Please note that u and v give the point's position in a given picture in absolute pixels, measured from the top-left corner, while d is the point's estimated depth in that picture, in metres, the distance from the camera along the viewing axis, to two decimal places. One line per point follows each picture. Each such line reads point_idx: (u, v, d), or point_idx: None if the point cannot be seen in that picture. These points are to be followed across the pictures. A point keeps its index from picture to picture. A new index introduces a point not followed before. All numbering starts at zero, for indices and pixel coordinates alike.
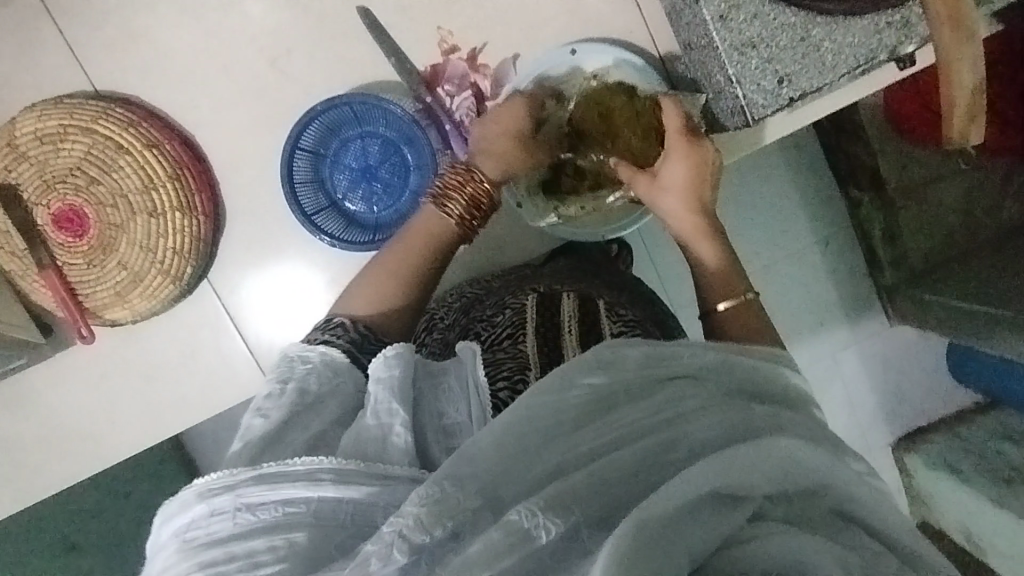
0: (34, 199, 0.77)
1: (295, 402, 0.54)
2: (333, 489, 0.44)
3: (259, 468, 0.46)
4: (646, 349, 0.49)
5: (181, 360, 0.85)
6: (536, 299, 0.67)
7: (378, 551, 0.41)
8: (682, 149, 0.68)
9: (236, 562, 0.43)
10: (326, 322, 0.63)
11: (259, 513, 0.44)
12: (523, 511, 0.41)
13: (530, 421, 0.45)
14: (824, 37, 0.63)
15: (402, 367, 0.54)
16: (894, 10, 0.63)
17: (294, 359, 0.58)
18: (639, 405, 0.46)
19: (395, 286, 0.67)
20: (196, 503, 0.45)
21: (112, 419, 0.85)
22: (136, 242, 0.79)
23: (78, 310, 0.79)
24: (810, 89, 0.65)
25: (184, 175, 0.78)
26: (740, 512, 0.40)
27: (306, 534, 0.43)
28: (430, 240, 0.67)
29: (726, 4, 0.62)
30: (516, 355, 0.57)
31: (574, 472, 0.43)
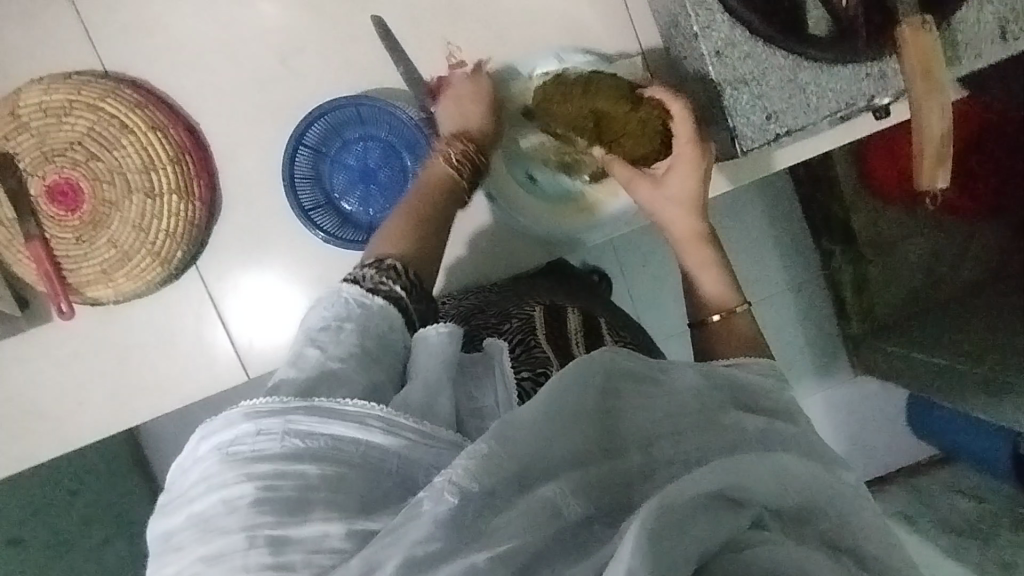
0: (29, 170, 0.76)
1: (352, 342, 0.59)
2: (382, 435, 0.52)
3: (310, 399, 0.52)
4: (638, 361, 0.57)
5: (159, 346, 0.84)
6: (544, 310, 0.79)
7: (431, 495, 0.47)
8: (695, 156, 0.76)
9: (287, 481, 0.48)
10: (378, 263, 0.67)
11: (309, 441, 0.51)
12: (556, 491, 0.48)
13: (561, 407, 0.51)
14: (810, 81, 0.69)
15: (452, 345, 0.61)
16: (873, 63, 0.68)
17: (351, 301, 0.63)
18: (647, 402, 0.54)
19: (428, 230, 0.73)
20: (246, 421, 0.51)
21: (79, 402, 0.84)
22: (129, 221, 0.78)
23: (61, 285, 0.78)
24: (794, 128, 0.70)
25: (185, 159, 0.79)
26: (744, 516, 0.47)
27: (355, 472, 0.50)
28: (441, 190, 0.76)
29: (722, 41, 0.67)
30: (538, 357, 0.68)
31: (595, 461, 0.51)
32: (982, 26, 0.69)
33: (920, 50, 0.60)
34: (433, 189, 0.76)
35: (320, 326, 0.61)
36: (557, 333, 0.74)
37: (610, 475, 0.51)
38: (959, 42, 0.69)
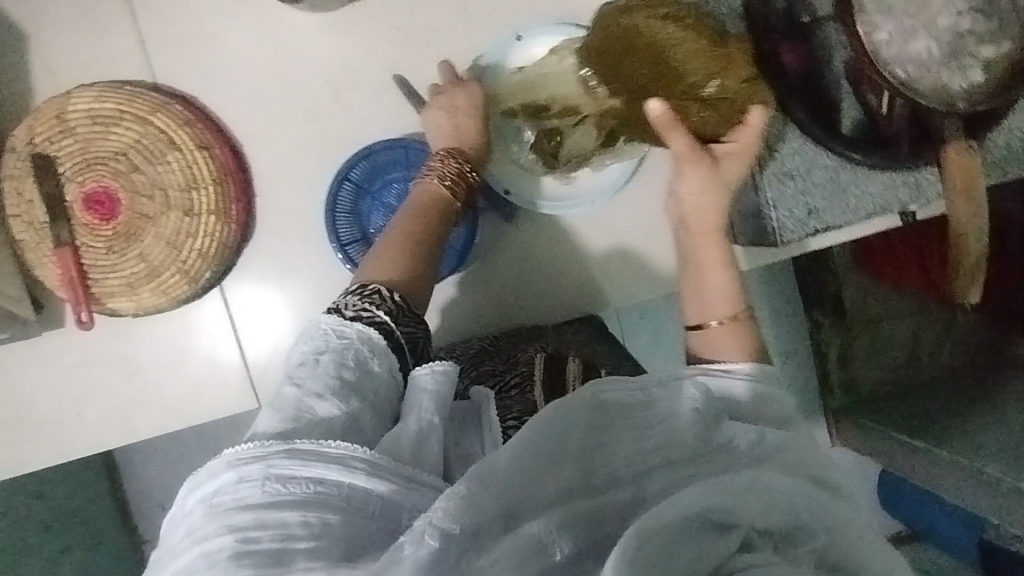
0: (68, 175, 0.76)
1: (330, 374, 0.60)
2: (364, 477, 0.53)
3: (291, 442, 0.53)
4: (626, 393, 0.59)
5: (171, 364, 0.83)
6: (544, 357, 0.80)
7: (412, 538, 0.49)
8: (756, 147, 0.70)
9: (268, 530, 0.49)
10: (362, 289, 0.67)
11: (291, 486, 0.52)
12: (541, 527, 0.49)
13: (540, 444, 0.53)
14: (850, 182, 0.74)
15: (447, 384, 0.62)
16: (910, 172, 0.74)
17: (329, 333, 0.63)
18: (626, 441, 0.56)
19: (415, 250, 0.72)
20: (227, 469, 0.52)
21: (79, 413, 0.81)
22: (164, 237, 0.78)
23: (85, 295, 0.77)
24: (832, 225, 0.74)
25: (227, 181, 0.79)
26: (730, 540, 0.48)
27: (339, 516, 0.51)
28: (433, 210, 0.75)
29: (774, 136, 0.73)
30: (524, 400, 0.73)
31: (575, 499, 0.52)
32: (1010, 149, 0.74)
33: (964, 173, 0.65)
34: (422, 209, 0.75)
35: (299, 361, 0.62)
36: (553, 379, 0.77)
37: (599, 512, 0.51)
38: (990, 161, 0.74)
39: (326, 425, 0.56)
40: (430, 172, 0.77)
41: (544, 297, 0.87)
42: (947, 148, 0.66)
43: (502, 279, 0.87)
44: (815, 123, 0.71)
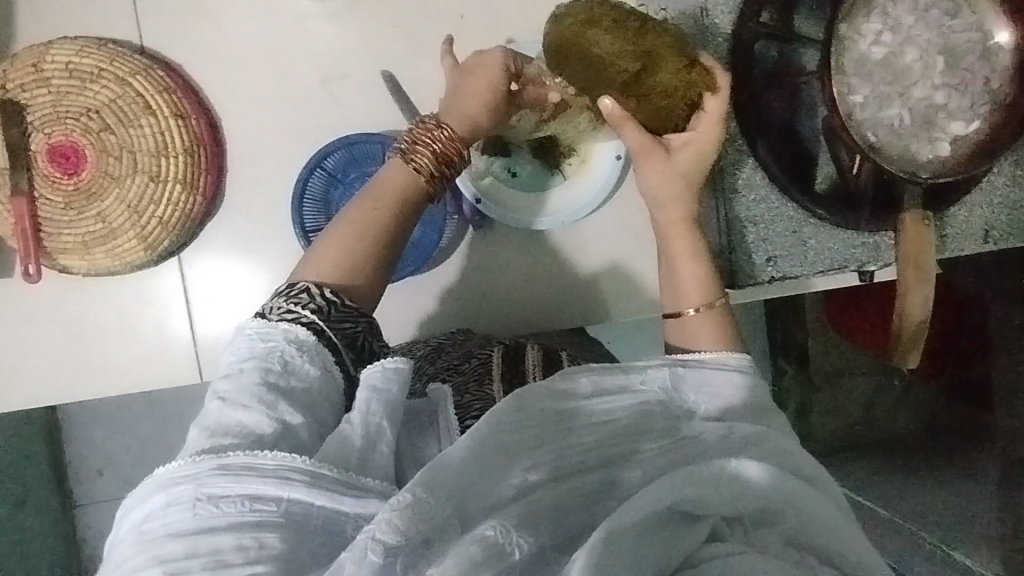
0: (36, 125, 0.75)
1: (255, 383, 0.56)
2: (304, 490, 0.49)
3: (221, 458, 0.49)
4: (597, 378, 0.57)
5: (117, 328, 0.81)
6: (502, 351, 0.74)
7: (353, 557, 0.45)
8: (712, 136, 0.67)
9: (200, 557, 0.45)
10: (288, 290, 0.62)
11: (224, 505, 0.47)
12: (499, 528, 0.47)
13: (492, 439, 0.51)
14: (811, 237, 0.75)
15: (399, 384, 0.57)
16: (868, 234, 0.75)
17: (256, 338, 0.59)
18: (587, 435, 0.54)
19: (360, 243, 0.67)
20: (156, 493, 0.49)
21: (16, 365, 0.80)
22: (126, 199, 0.77)
23: (36, 247, 0.76)
24: (789, 275, 0.75)
25: (198, 152, 0.78)
26: (700, 530, 0.48)
27: (278, 536, 0.47)
28: (396, 196, 0.69)
29: (741, 182, 0.74)
30: (483, 397, 0.69)
31: (536, 487, 0.51)
32: (970, 224, 0.76)
33: (916, 240, 0.68)
34: (388, 194, 0.69)
35: (225, 372, 0.58)
36: (513, 372, 0.72)
37: (566, 501, 0.50)
38: (947, 234, 0.76)
39: (254, 436, 0.52)
40: (401, 149, 0.71)
41: (511, 306, 0.88)
42: (903, 214, 0.69)
43: (476, 279, 0.87)
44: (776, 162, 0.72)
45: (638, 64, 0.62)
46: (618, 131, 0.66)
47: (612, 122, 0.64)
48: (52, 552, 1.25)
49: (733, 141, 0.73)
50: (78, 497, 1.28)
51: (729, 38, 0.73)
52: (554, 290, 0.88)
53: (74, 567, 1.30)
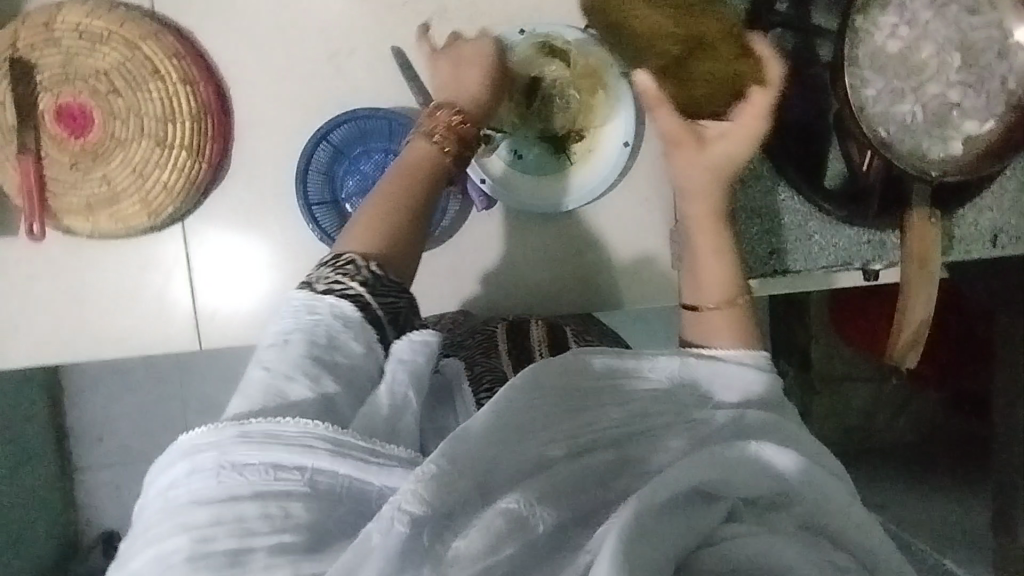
0: (45, 85, 0.75)
1: (299, 355, 0.54)
2: (328, 458, 0.46)
3: (243, 425, 0.47)
4: (608, 359, 0.56)
5: (117, 292, 0.82)
6: (507, 326, 0.74)
7: (380, 527, 0.43)
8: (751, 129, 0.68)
9: (226, 526, 0.43)
10: (335, 261, 0.61)
11: (248, 474, 0.45)
12: (522, 502, 0.47)
13: (512, 414, 0.50)
14: (816, 231, 0.75)
15: (426, 356, 0.56)
16: (876, 232, 0.75)
17: (301, 310, 0.56)
18: (606, 414, 0.53)
19: (394, 213, 0.66)
20: (181, 460, 0.46)
21: (18, 323, 0.81)
22: (131, 163, 0.77)
23: (40, 207, 0.76)
24: (793, 269, 0.75)
25: (205, 119, 0.78)
26: (716, 512, 0.48)
27: (303, 505, 0.45)
28: (420, 170, 0.69)
29: (747, 173, 0.73)
30: (496, 368, 0.67)
31: (555, 462, 0.50)
32: (979, 227, 0.75)
33: (921, 239, 0.68)
34: (410, 170, 0.69)
35: (269, 342, 0.56)
36: (519, 348, 0.71)
37: (582, 477, 0.49)
38: (954, 237, 0.75)
39: (299, 411, 0.50)
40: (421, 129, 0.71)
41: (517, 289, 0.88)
42: (908, 214, 0.69)
43: (479, 260, 0.87)
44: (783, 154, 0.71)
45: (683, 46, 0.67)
46: (653, 112, 0.70)
47: (648, 98, 0.68)
48: (50, 514, 1.27)
49: None
50: (79, 461, 1.30)
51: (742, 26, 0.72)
52: (561, 275, 0.88)
53: (73, 528, 1.31)
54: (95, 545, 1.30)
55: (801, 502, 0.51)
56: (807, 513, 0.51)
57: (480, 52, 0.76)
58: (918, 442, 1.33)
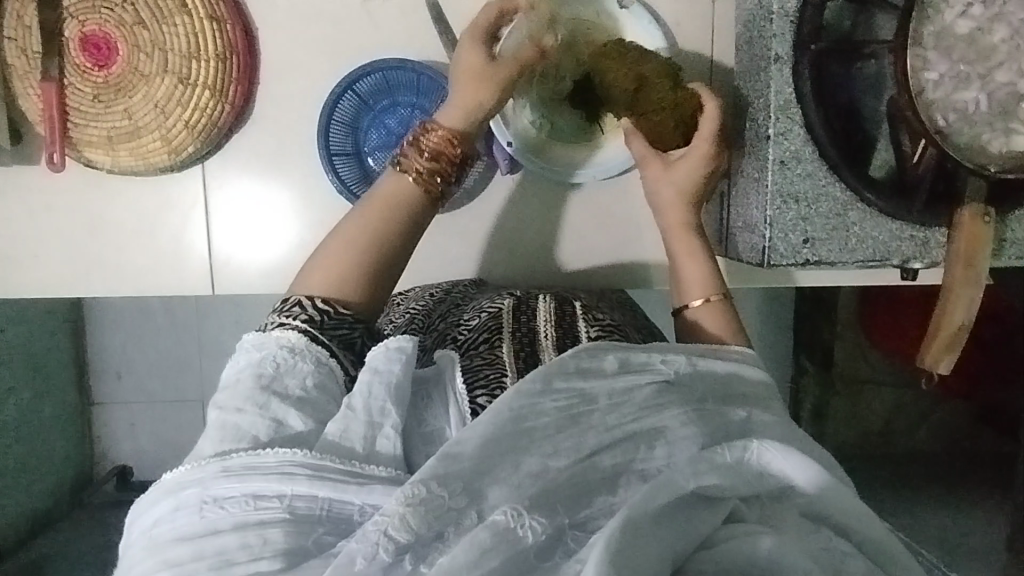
0: (71, 11, 0.74)
1: (247, 387, 0.51)
2: (307, 484, 0.45)
3: (225, 459, 0.46)
4: (622, 354, 0.53)
5: (136, 229, 0.82)
6: (513, 303, 0.71)
7: (363, 551, 0.42)
8: (702, 154, 0.71)
9: (206, 560, 0.42)
10: (283, 304, 0.60)
11: (228, 507, 0.44)
12: (508, 512, 0.44)
13: (511, 423, 0.47)
14: (856, 222, 0.70)
15: (401, 364, 0.53)
16: (919, 228, 0.70)
17: (248, 347, 0.55)
18: (618, 412, 0.50)
19: (353, 249, 0.64)
20: (164, 498, 0.45)
21: (36, 251, 0.81)
22: (153, 98, 0.75)
23: (60, 136, 0.76)
24: (826, 260, 0.70)
25: (231, 59, 0.76)
26: (718, 514, 0.46)
27: (282, 530, 0.43)
28: (390, 202, 0.66)
29: (789, 153, 0.68)
30: (493, 360, 0.60)
31: (556, 472, 0.47)
32: None
33: (973, 234, 0.65)
34: (381, 203, 0.66)
35: (224, 386, 0.54)
36: (524, 330, 0.66)
37: (586, 476, 0.47)
38: (1006, 240, 0.70)
39: (250, 439, 0.48)
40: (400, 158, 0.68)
41: (537, 260, 0.87)
42: (960, 208, 0.66)
43: (498, 224, 0.86)
44: (830, 135, 0.67)
45: (631, 86, 0.70)
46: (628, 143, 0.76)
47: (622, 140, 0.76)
48: (64, 444, 1.30)
49: (786, 110, 0.67)
50: (96, 395, 1.32)
51: None
52: (579, 250, 0.87)
53: (87, 461, 1.35)
54: (110, 478, 1.33)
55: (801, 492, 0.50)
56: (804, 502, 0.50)
57: (467, 49, 0.71)
58: (941, 455, 1.28)
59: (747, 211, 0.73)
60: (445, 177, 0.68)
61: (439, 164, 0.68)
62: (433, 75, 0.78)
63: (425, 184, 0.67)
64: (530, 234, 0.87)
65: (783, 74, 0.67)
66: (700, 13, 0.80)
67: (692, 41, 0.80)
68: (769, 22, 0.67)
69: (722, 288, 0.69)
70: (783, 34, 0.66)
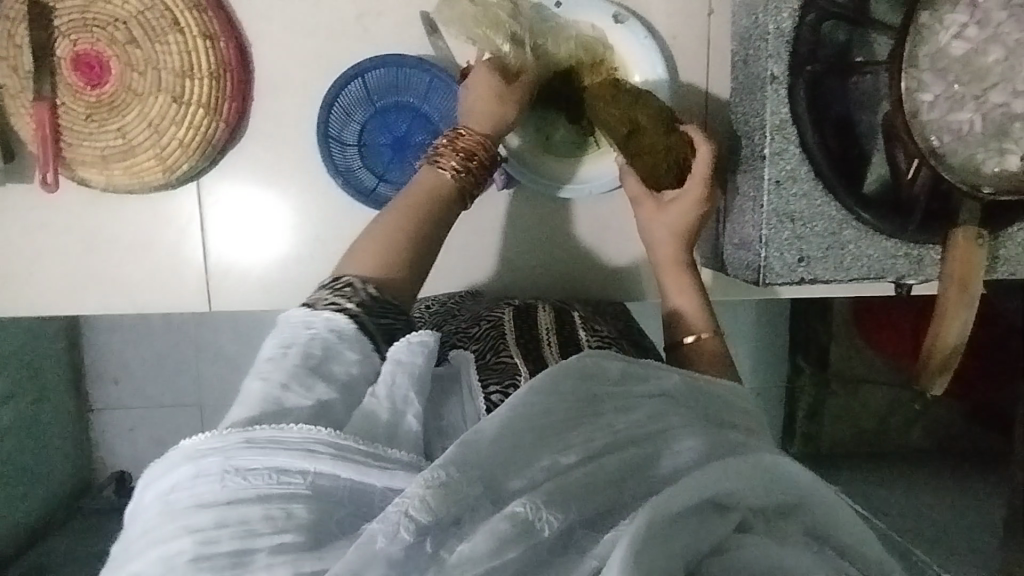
0: (62, 30, 0.73)
1: (294, 364, 0.50)
2: (329, 462, 0.41)
3: (248, 432, 0.42)
4: (624, 365, 0.51)
5: (132, 245, 0.81)
6: (513, 312, 0.71)
7: (384, 530, 0.39)
8: (696, 196, 0.72)
9: (229, 530, 0.38)
10: (334, 282, 0.60)
11: (251, 479, 0.40)
12: (528, 504, 0.41)
13: (524, 420, 0.44)
14: (851, 241, 0.70)
15: (425, 357, 0.52)
16: (914, 246, 0.70)
17: (299, 325, 0.54)
18: (627, 416, 0.47)
19: (393, 236, 0.66)
20: (182, 464, 0.41)
21: (33, 268, 0.81)
22: (147, 116, 0.75)
23: (54, 156, 0.75)
24: (821, 277, 0.71)
25: (225, 77, 0.75)
26: (728, 521, 0.43)
27: (305, 505, 0.39)
28: (427, 197, 0.70)
29: (785, 172, 0.68)
30: (503, 364, 0.59)
31: (568, 470, 0.43)
32: None
33: (965, 258, 0.67)
34: (425, 195, 0.70)
35: (267, 358, 0.52)
36: (528, 338, 0.65)
37: (599, 477, 0.43)
38: (1000, 256, 0.71)
39: (283, 415, 0.45)
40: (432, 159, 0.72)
41: (536, 270, 0.87)
42: (953, 232, 0.67)
43: (493, 239, 0.86)
44: (825, 159, 0.67)
45: (626, 128, 0.71)
46: (624, 177, 0.78)
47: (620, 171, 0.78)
48: (64, 450, 1.29)
49: (782, 130, 0.67)
50: (94, 401, 1.31)
51: (796, 13, 0.65)
52: (578, 258, 0.87)
53: (87, 466, 1.34)
54: (107, 484, 1.32)
55: (809, 509, 0.47)
56: (808, 519, 0.47)
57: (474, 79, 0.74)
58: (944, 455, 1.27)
59: (744, 227, 0.73)
60: (477, 177, 0.73)
61: (471, 166, 0.72)
62: (449, 81, 0.77)
63: (460, 182, 0.71)
64: (526, 245, 0.86)
65: (779, 94, 0.67)
66: (697, 28, 0.80)
67: (689, 54, 0.80)
68: (765, 42, 0.67)
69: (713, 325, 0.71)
70: (779, 54, 0.66)
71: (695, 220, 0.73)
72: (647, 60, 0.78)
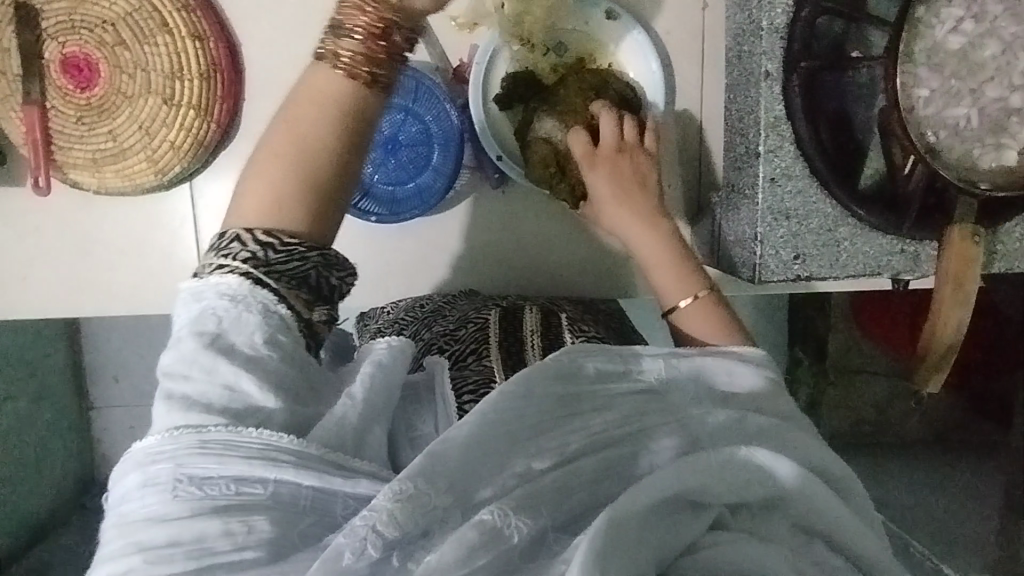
0: (50, 32, 0.73)
1: (191, 346, 0.46)
2: (293, 473, 0.41)
3: (201, 433, 0.42)
4: (601, 361, 0.50)
5: (125, 246, 0.81)
6: (500, 315, 0.70)
7: (351, 546, 0.39)
8: (602, 160, 0.72)
9: (187, 547, 0.38)
10: (219, 240, 0.51)
11: (207, 489, 0.40)
12: (495, 511, 0.41)
13: (496, 424, 0.44)
14: (847, 237, 0.70)
15: (405, 364, 0.51)
16: (911, 242, 0.71)
17: (189, 299, 0.48)
18: (605, 415, 0.47)
19: (279, 165, 0.51)
20: (133, 471, 0.42)
21: (28, 270, 0.81)
22: (137, 119, 0.75)
23: (45, 159, 0.75)
24: (816, 274, 0.71)
25: (214, 78, 0.75)
26: (701, 519, 0.42)
27: (268, 519, 0.40)
28: (322, 103, 0.52)
29: (780, 170, 0.68)
30: (482, 369, 0.59)
31: (540, 475, 0.44)
32: None
33: (961, 254, 0.67)
34: (307, 106, 0.52)
35: (170, 344, 0.48)
36: (512, 342, 0.65)
37: (571, 478, 0.44)
38: (996, 252, 0.71)
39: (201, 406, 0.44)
40: (323, 52, 0.53)
41: (527, 266, 0.87)
42: (948, 228, 0.67)
43: (483, 238, 0.86)
44: (821, 154, 0.67)
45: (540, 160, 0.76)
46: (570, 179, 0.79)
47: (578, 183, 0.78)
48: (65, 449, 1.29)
49: (776, 127, 0.67)
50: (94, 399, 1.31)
51: (789, 9, 0.65)
52: (567, 259, 0.87)
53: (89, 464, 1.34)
54: None
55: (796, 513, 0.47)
56: (793, 514, 0.46)
57: None
58: None
59: (739, 226, 0.72)
60: (374, 58, 0.52)
61: (363, 44, 0.52)
62: (430, 84, 0.78)
63: (352, 70, 0.52)
64: (517, 243, 0.86)
65: (772, 92, 0.66)
66: (692, 23, 0.79)
67: (684, 49, 0.79)
68: (759, 38, 0.66)
69: (704, 282, 0.67)
70: (773, 52, 0.66)
71: (619, 176, 0.71)
72: (640, 53, 0.78)
